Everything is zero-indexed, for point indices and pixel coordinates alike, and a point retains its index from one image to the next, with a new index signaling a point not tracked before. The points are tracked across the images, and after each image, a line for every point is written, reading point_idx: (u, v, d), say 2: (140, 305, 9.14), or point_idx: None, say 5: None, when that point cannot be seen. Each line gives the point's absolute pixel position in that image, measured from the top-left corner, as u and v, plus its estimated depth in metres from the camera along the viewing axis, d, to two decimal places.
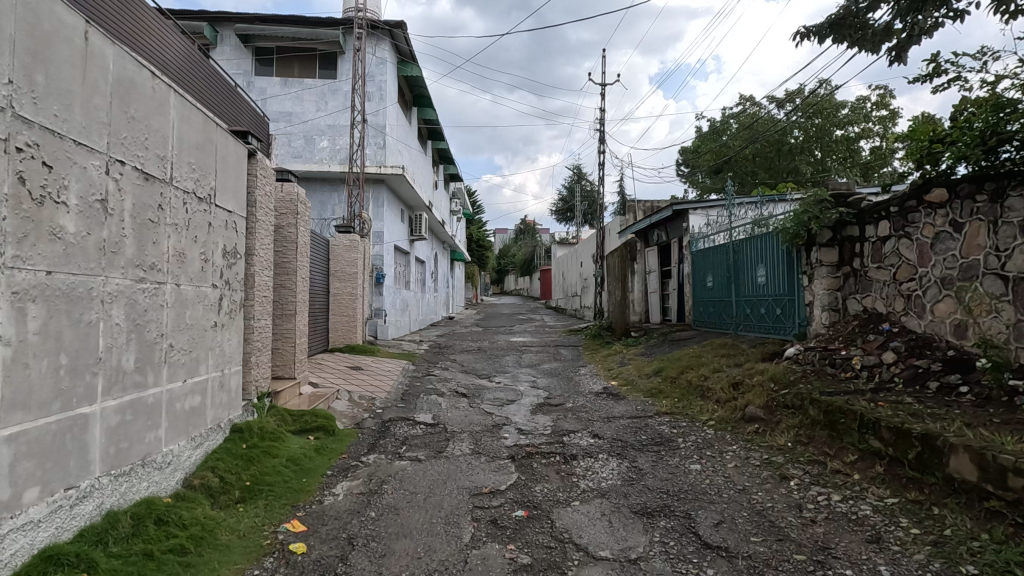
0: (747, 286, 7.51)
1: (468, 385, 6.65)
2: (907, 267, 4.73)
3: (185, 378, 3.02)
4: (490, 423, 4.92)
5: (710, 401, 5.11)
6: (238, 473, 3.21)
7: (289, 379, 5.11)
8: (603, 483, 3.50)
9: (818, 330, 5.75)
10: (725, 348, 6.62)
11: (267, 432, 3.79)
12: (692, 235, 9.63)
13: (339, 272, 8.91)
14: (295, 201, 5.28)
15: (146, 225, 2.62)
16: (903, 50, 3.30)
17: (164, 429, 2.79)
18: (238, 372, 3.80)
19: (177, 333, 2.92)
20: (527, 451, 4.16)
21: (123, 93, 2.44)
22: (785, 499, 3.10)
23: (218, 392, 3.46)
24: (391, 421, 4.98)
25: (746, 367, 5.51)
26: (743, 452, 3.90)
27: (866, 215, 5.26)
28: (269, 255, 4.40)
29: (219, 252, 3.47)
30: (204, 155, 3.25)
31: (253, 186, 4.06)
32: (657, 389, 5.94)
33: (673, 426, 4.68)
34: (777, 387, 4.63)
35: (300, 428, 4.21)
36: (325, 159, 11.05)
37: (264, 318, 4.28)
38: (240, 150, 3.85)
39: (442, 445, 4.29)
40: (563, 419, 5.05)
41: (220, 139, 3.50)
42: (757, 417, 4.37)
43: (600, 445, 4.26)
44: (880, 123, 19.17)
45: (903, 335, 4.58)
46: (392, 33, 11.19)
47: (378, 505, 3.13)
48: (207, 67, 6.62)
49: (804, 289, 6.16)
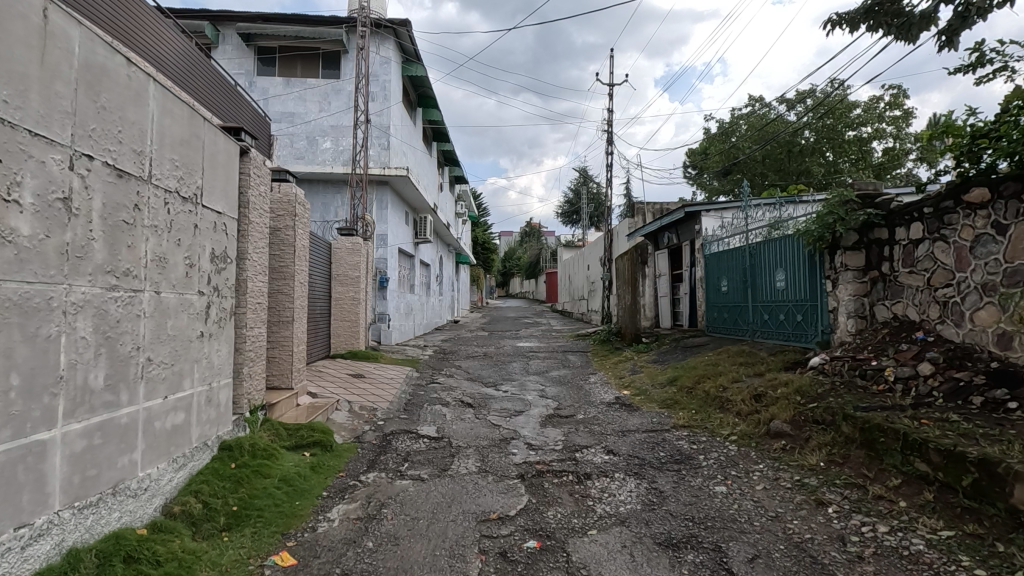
0: (766, 291, 7.19)
1: (474, 394, 6.38)
2: (943, 272, 4.42)
3: (166, 395, 2.77)
4: (498, 437, 4.64)
5: (730, 414, 4.82)
6: (226, 496, 2.96)
7: (285, 389, 4.85)
8: (622, 507, 3.21)
9: (843, 339, 5.44)
10: (743, 356, 6.31)
11: (260, 448, 3.54)
12: (704, 238, 9.34)
13: (342, 276, 8.66)
14: (293, 203, 5.04)
15: (119, 227, 2.38)
16: (953, 35, 3.02)
17: (141, 451, 2.54)
18: (228, 385, 3.54)
19: (156, 346, 2.66)
20: (538, 469, 3.88)
21: (91, 80, 2.19)
22: (825, 529, 2.81)
23: (206, 407, 3.21)
24: (393, 434, 4.72)
25: (768, 378, 5.20)
26: (772, 472, 3.61)
27: (896, 216, 4.97)
28: (263, 259, 4.15)
29: (207, 257, 3.22)
30: (190, 151, 3.00)
31: (246, 186, 3.82)
32: (673, 399, 5.64)
33: (692, 442, 4.39)
34: (804, 400, 4.33)
35: (295, 444, 3.95)
36: (328, 160, 10.81)
37: (258, 326, 4.03)
38: (232, 147, 3.61)
39: (446, 462, 4.02)
40: (575, 433, 4.77)
41: (209, 135, 3.25)
42: (784, 432, 4.07)
43: (615, 463, 3.98)
44: (892, 123, 18.82)
45: (940, 345, 4.27)
46: (396, 32, 11.02)
47: (376, 533, 2.87)
48: (207, 66, 6.46)
49: (827, 295, 5.86)
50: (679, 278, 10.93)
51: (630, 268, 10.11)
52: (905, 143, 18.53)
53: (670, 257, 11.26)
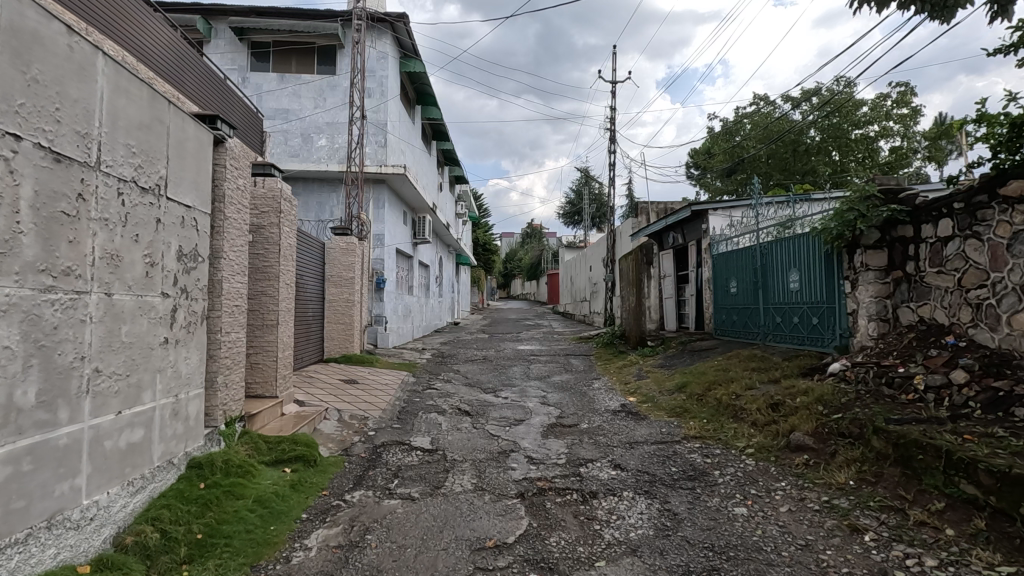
0: (778, 292, 6.87)
1: (472, 401, 6.05)
2: (977, 272, 4.09)
3: (119, 410, 2.45)
4: (496, 449, 4.32)
5: (745, 424, 4.49)
6: (190, 523, 2.64)
7: (269, 397, 4.54)
8: (632, 533, 2.89)
9: (864, 343, 5.12)
10: (756, 361, 5.98)
11: (234, 465, 3.24)
12: (711, 237, 9.02)
13: (335, 277, 8.34)
14: (277, 199, 4.72)
15: (57, 219, 2.07)
16: (1007, 3, 2.70)
17: (87, 475, 2.23)
18: (200, 395, 3.23)
19: (106, 356, 2.35)
20: (540, 487, 3.56)
21: (18, 48, 1.89)
22: (864, 561, 2.49)
23: (171, 421, 2.90)
24: (384, 446, 4.41)
25: (784, 385, 4.87)
26: (796, 491, 3.29)
27: (922, 213, 4.64)
28: (243, 259, 3.84)
29: (173, 255, 2.91)
30: (151, 136, 2.69)
31: (221, 178, 3.51)
32: (682, 407, 5.32)
33: (705, 455, 4.07)
34: (828, 411, 3.99)
35: (275, 459, 3.64)
36: (323, 158, 10.50)
37: (236, 331, 3.72)
38: (204, 136, 3.30)
39: (440, 479, 3.70)
40: (579, 445, 4.45)
41: (176, 121, 2.94)
42: (806, 446, 3.74)
43: (623, 480, 3.65)
44: (900, 122, 18.50)
45: (974, 350, 3.93)
46: (394, 26, 10.66)
47: (357, 565, 2.55)
48: (182, 53, 6.09)
49: (846, 297, 5.52)
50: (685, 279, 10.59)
51: (635, 269, 9.79)
52: (913, 142, 18.22)
53: (675, 257, 10.94)
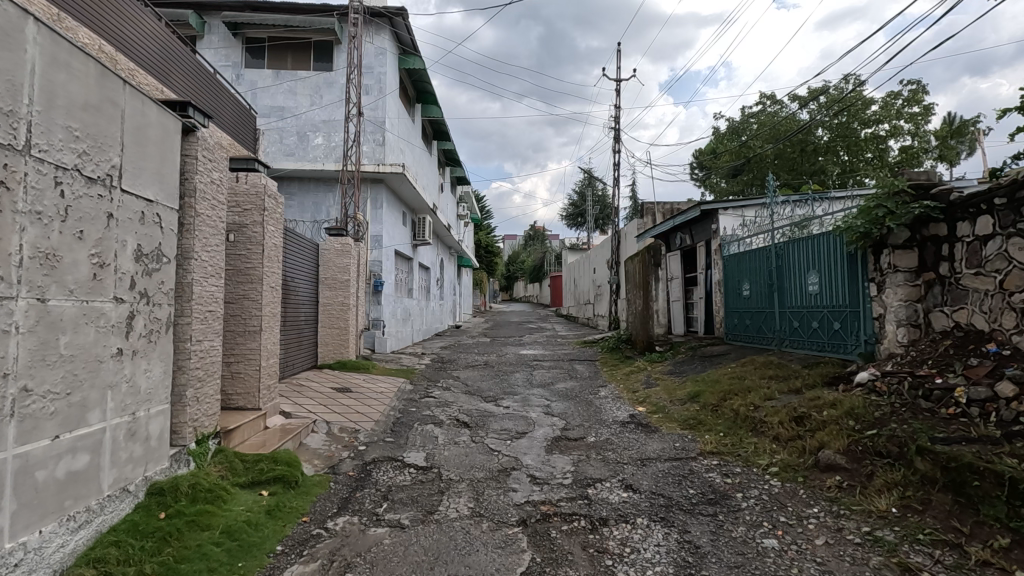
0: (796, 295, 6.52)
1: (471, 412, 5.69)
2: (1021, 273, 3.71)
3: (57, 435, 2.12)
4: (497, 467, 3.96)
5: (767, 439, 4.13)
6: (142, 562, 2.30)
7: (251, 410, 4.22)
8: (648, 571, 2.54)
9: (893, 351, 4.75)
10: (773, 369, 5.62)
11: (202, 490, 2.90)
12: (722, 238, 8.66)
13: (330, 278, 8.00)
14: (260, 195, 4.37)
15: None
16: None
17: (11, 514, 1.90)
18: (164, 412, 2.89)
19: (37, 372, 2.02)
20: (544, 512, 3.21)
21: None
22: None
23: (126, 443, 2.56)
24: (375, 463, 4.07)
25: (808, 396, 4.50)
26: (831, 520, 2.93)
27: (957, 210, 4.27)
28: (218, 259, 3.50)
29: (129, 255, 2.58)
30: (100, 119, 2.36)
31: (191, 171, 3.18)
32: (696, 420, 4.96)
33: (725, 475, 3.71)
34: (860, 427, 3.63)
35: (251, 480, 3.30)
36: (319, 157, 10.17)
37: (210, 339, 3.38)
38: (171, 123, 2.97)
39: (433, 502, 3.35)
40: (586, 462, 4.10)
41: (134, 103, 2.61)
42: (838, 466, 3.38)
43: (636, 504, 3.29)
44: (910, 120, 18.10)
45: (1020, 360, 3.55)
46: (392, 21, 10.35)
47: None
48: (151, 31, 5.61)
49: (871, 301, 5.16)
50: (693, 282, 10.24)
51: (642, 270, 9.26)
52: (924, 141, 17.81)
53: (683, 259, 10.57)
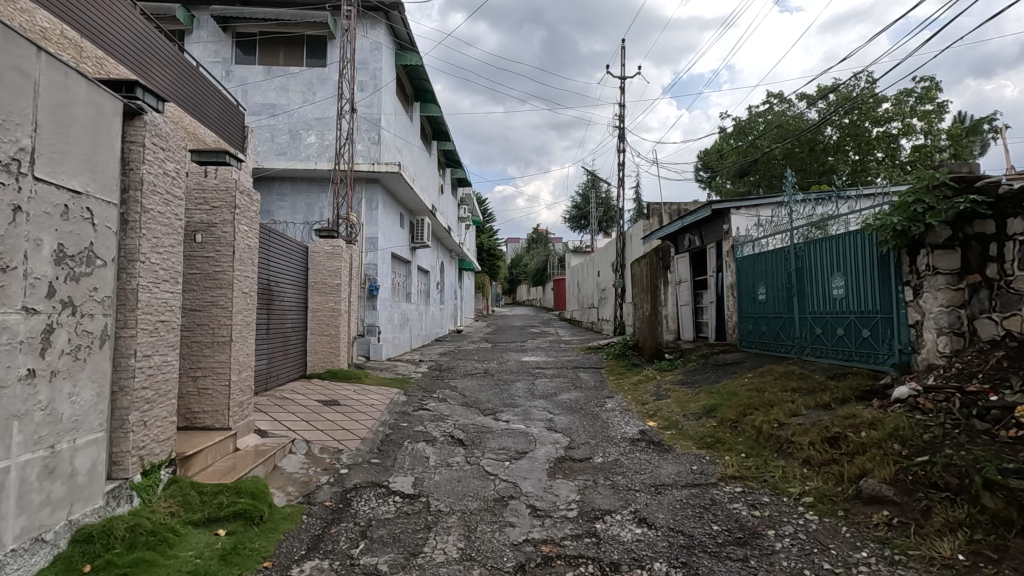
0: (819, 299, 6.05)
1: (467, 427, 5.23)
2: None
3: None
4: (492, 496, 3.51)
5: (796, 462, 3.67)
6: None
7: (220, 431, 3.80)
8: None
9: (934, 362, 4.29)
10: (795, 381, 5.15)
11: (143, 534, 2.48)
12: (735, 239, 8.20)
13: (321, 283, 7.60)
14: (230, 191, 3.94)
15: None
16: None
17: None
18: (98, 442, 2.46)
19: None
20: (545, 554, 2.76)
21: None
22: None
23: (41, 483, 2.12)
24: (358, 490, 3.63)
25: (840, 413, 4.03)
26: (886, 569, 2.47)
27: (1008, 204, 3.82)
28: (173, 260, 3.07)
29: (44, 254, 2.14)
30: (3, 93, 1.95)
31: (137, 161, 2.75)
32: (714, 438, 4.48)
33: (753, 506, 3.24)
34: (908, 452, 3.16)
35: (207, 517, 2.86)
36: (312, 156, 9.78)
37: (163, 352, 2.95)
38: (109, 103, 2.54)
39: (418, 541, 2.90)
40: (593, 488, 3.65)
41: (54, 75, 2.19)
42: (885, 498, 2.92)
43: (651, 545, 2.83)
44: (923, 118, 17.64)
45: None
46: (388, 15, 9.95)
47: None
48: (121, 18, 5.10)
49: (907, 306, 4.70)
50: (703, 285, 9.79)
51: (649, 273, 8.83)
52: (937, 139, 17.35)
53: (692, 261, 10.12)
